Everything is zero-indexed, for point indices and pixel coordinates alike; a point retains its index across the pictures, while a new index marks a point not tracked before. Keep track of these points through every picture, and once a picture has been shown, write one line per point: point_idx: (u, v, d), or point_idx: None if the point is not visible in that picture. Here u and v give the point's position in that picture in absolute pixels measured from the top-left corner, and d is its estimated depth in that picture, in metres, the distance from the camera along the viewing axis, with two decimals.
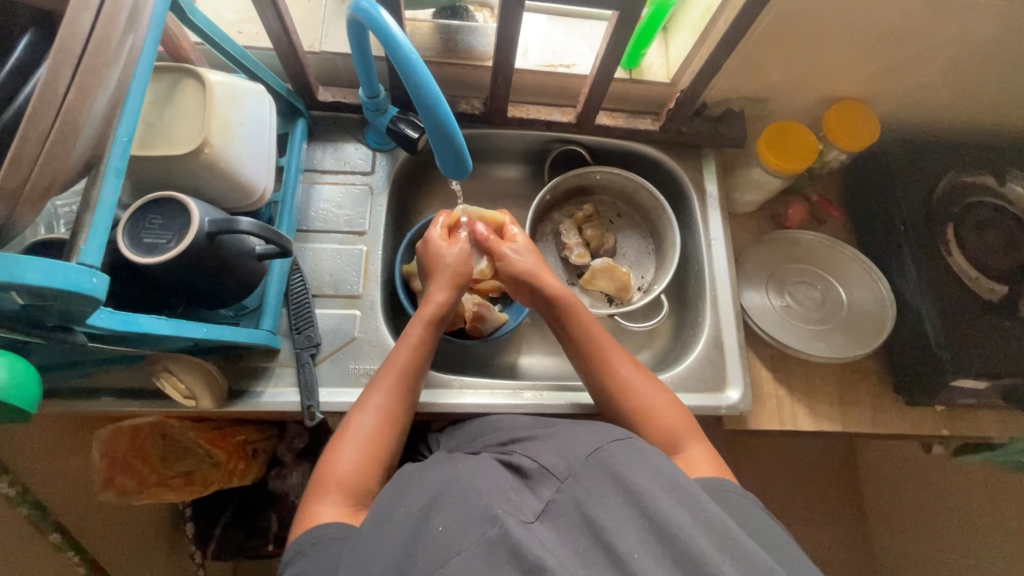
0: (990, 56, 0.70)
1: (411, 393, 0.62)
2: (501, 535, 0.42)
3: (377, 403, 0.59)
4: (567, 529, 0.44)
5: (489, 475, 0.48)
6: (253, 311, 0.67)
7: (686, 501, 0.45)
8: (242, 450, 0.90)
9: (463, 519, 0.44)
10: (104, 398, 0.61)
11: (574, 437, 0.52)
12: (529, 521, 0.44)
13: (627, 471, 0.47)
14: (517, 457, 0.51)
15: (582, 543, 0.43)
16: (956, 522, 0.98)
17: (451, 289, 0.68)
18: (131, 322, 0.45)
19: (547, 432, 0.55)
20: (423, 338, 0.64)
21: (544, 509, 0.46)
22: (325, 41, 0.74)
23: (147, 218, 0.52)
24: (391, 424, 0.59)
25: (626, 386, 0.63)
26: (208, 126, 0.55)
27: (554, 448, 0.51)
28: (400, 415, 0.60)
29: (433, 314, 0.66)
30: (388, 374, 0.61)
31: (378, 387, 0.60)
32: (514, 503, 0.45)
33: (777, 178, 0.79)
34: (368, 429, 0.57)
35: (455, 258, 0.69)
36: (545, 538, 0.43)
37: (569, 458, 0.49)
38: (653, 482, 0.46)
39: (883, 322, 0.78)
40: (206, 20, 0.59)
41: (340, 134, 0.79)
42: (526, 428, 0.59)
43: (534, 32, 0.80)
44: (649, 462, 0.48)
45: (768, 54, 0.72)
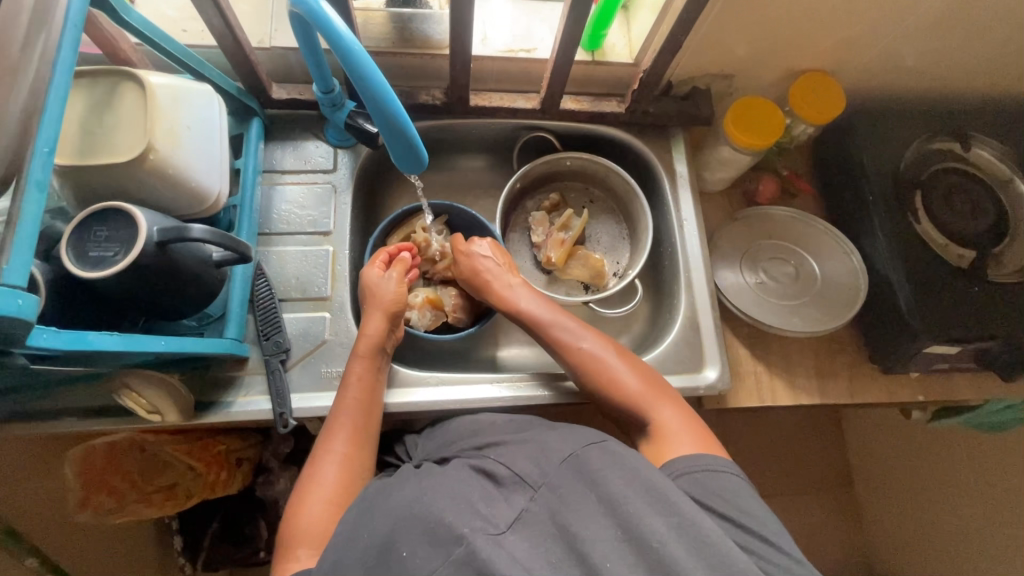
0: (949, 20, 0.69)
1: (368, 434, 0.61)
2: (467, 555, 0.42)
3: (336, 451, 0.58)
4: (539, 539, 0.44)
5: (462, 489, 0.48)
6: (217, 320, 0.65)
7: (661, 505, 0.44)
8: (224, 460, 0.87)
9: (428, 542, 0.43)
10: (67, 419, 0.59)
11: (547, 443, 0.53)
12: (499, 533, 0.44)
13: (603, 474, 0.47)
14: (491, 464, 0.52)
15: (554, 553, 0.43)
16: (939, 483, 1.00)
17: (383, 320, 0.66)
18: (80, 339, 0.43)
19: (522, 436, 0.56)
20: (364, 374, 0.63)
21: (516, 518, 0.46)
22: (275, 36, 0.71)
23: (92, 230, 0.50)
24: (351, 467, 0.58)
25: (592, 362, 0.64)
26: (151, 131, 0.52)
27: (528, 455, 0.52)
28: (360, 458, 0.59)
29: (367, 348, 0.64)
30: (341, 417, 0.60)
31: (333, 434, 0.59)
32: (483, 516, 0.45)
33: (745, 155, 0.78)
34: (329, 476, 0.56)
35: (389, 290, 0.68)
36: (514, 552, 0.42)
37: (543, 465, 0.50)
38: (628, 487, 0.45)
39: (856, 293, 0.78)
40: (142, 20, 0.56)
41: (299, 132, 0.77)
42: (501, 431, 0.60)
43: (492, 17, 0.78)
44: (624, 463, 0.47)
45: (728, 29, 0.71)
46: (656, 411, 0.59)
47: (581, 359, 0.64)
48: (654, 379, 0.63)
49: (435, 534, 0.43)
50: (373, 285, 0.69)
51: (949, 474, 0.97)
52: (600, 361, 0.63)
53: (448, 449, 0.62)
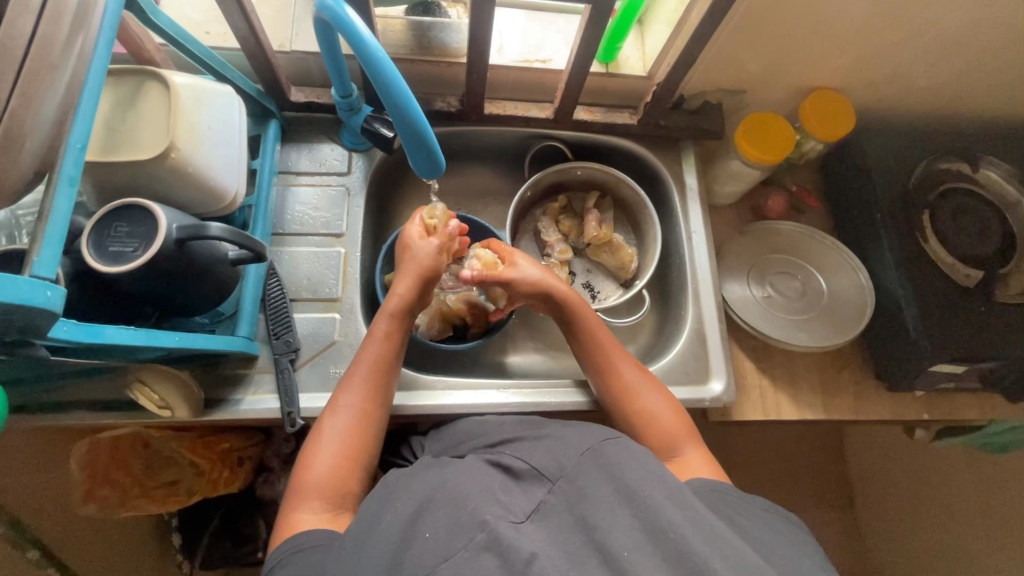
0: (961, 43, 0.70)
1: (383, 386, 0.61)
2: (489, 540, 0.42)
3: (352, 405, 0.58)
4: (557, 528, 0.45)
5: (481, 480, 0.49)
6: (228, 319, 0.65)
7: (676, 499, 0.45)
8: (228, 458, 0.88)
9: (450, 527, 0.44)
10: (78, 412, 0.60)
11: (565, 439, 0.53)
12: (519, 522, 0.45)
13: (622, 467, 0.47)
14: (507, 458, 0.53)
15: (572, 542, 0.43)
16: (942, 502, 1.00)
17: (417, 283, 0.65)
18: (96, 332, 0.44)
19: (538, 433, 0.57)
20: (390, 332, 0.63)
21: (534, 509, 0.46)
22: (295, 40, 0.73)
23: (113, 226, 0.51)
24: (365, 421, 0.58)
25: (629, 385, 0.64)
26: (173, 130, 0.53)
27: (546, 449, 0.52)
28: (376, 414, 0.59)
29: (398, 307, 0.64)
30: (356, 374, 0.60)
31: (348, 389, 0.59)
32: (503, 505, 0.46)
33: (755, 169, 0.79)
34: (342, 430, 0.57)
35: (427, 255, 0.66)
36: (534, 539, 0.43)
37: (561, 459, 0.50)
38: (646, 479, 0.46)
39: (863, 310, 0.78)
40: (168, 21, 0.57)
41: (315, 134, 0.78)
42: (511, 429, 0.60)
43: (509, 27, 0.79)
44: (642, 459, 0.48)
45: (742, 46, 0.72)
46: (680, 445, 0.60)
47: (618, 385, 0.64)
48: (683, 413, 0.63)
49: (457, 523, 0.44)
50: (415, 249, 0.67)
51: (951, 496, 0.97)
52: (640, 392, 0.63)
53: (457, 449, 0.62)
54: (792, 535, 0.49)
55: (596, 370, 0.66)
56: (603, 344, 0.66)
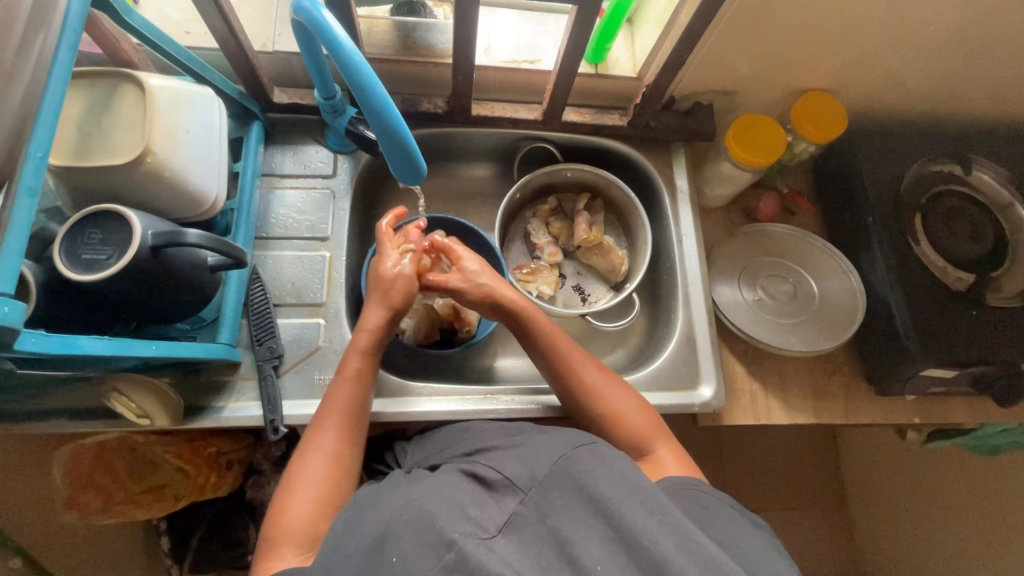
0: (954, 44, 0.69)
1: (355, 427, 0.60)
2: (457, 561, 0.41)
3: (323, 446, 0.57)
4: (529, 542, 0.44)
5: (450, 493, 0.48)
6: (210, 324, 0.64)
7: (650, 504, 0.44)
8: (215, 462, 0.87)
9: (419, 546, 0.43)
10: (55, 420, 0.58)
11: (538, 447, 0.53)
12: (489, 537, 0.44)
13: (593, 477, 0.47)
14: (481, 468, 0.52)
15: (545, 555, 0.43)
16: (933, 505, 1.00)
17: (389, 317, 0.64)
18: (69, 343, 0.43)
19: (512, 441, 0.56)
20: (360, 369, 0.61)
21: (506, 522, 0.46)
22: (278, 40, 0.71)
23: (85, 232, 0.49)
24: (338, 465, 0.57)
25: (592, 387, 0.63)
26: (149, 134, 0.52)
27: (519, 459, 0.52)
28: (351, 454, 0.58)
29: (367, 344, 0.62)
30: (328, 415, 0.59)
31: (319, 429, 0.58)
32: (474, 520, 0.45)
33: (746, 172, 0.78)
34: (315, 474, 0.55)
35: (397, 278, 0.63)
36: (504, 554, 0.42)
37: (534, 469, 0.49)
38: (617, 487, 0.46)
39: (854, 313, 0.78)
40: (144, 21, 0.56)
41: (300, 136, 0.76)
42: (489, 437, 0.60)
43: (496, 28, 0.78)
44: (612, 465, 0.48)
45: (732, 47, 0.71)
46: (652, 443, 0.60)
47: (582, 388, 0.63)
48: (651, 412, 0.63)
49: (425, 543, 0.43)
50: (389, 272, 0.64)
51: (943, 498, 0.97)
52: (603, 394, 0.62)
53: (438, 457, 0.61)
54: (775, 545, 0.49)
55: (557, 372, 0.64)
56: (560, 348, 0.64)
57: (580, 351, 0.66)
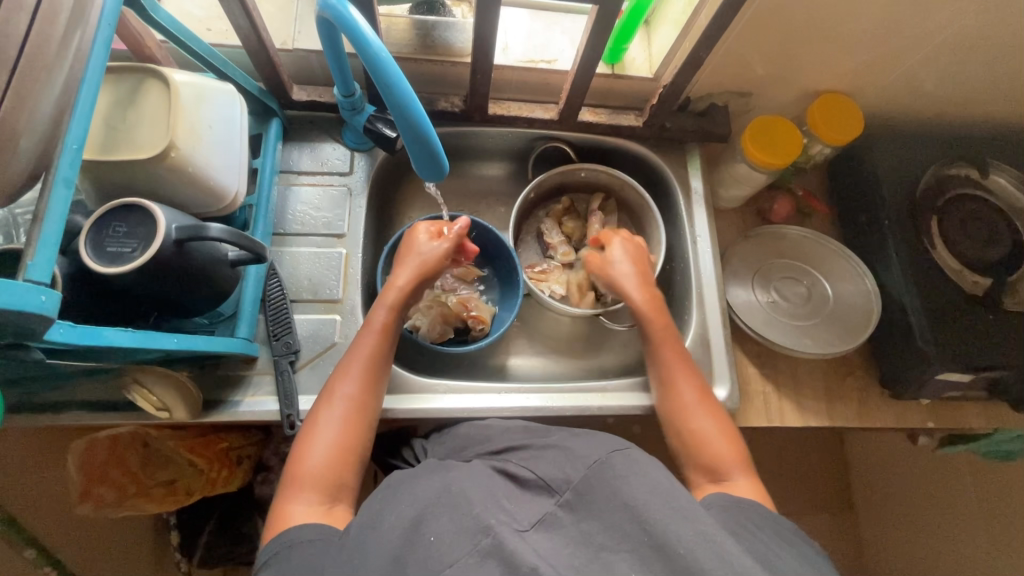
0: (972, 47, 0.69)
1: (379, 378, 0.61)
2: (493, 546, 0.42)
3: (347, 392, 0.58)
4: (564, 540, 0.44)
5: (487, 486, 0.49)
6: (228, 319, 0.64)
7: (685, 512, 0.43)
8: (226, 457, 0.87)
9: (454, 531, 0.43)
10: (74, 412, 0.59)
11: (572, 450, 0.53)
12: (524, 530, 0.44)
13: (630, 480, 0.46)
14: (513, 467, 0.53)
15: (577, 555, 0.43)
16: (944, 510, 0.99)
17: (416, 278, 0.66)
18: (93, 334, 0.43)
19: (543, 441, 0.57)
20: (386, 323, 0.63)
21: (539, 519, 0.46)
22: (298, 38, 0.72)
23: (111, 225, 0.50)
24: (360, 413, 0.58)
25: (686, 405, 0.62)
26: (173, 128, 0.52)
27: (553, 461, 0.52)
28: (371, 404, 0.59)
29: (395, 300, 0.64)
30: (353, 364, 0.60)
31: (344, 376, 0.59)
32: (508, 512, 0.45)
33: (761, 173, 0.78)
34: (338, 420, 0.57)
35: (431, 254, 0.67)
36: (538, 548, 0.43)
37: (568, 471, 0.50)
38: (653, 494, 0.45)
39: (869, 316, 0.77)
40: (169, 18, 0.56)
41: (317, 133, 0.77)
42: (515, 436, 0.61)
43: (513, 27, 0.78)
44: (650, 472, 0.47)
45: (749, 48, 0.71)
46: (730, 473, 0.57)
47: (675, 402, 0.63)
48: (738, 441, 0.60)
49: (462, 527, 0.43)
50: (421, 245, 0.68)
51: (954, 504, 0.97)
52: (695, 412, 0.62)
53: (464, 454, 0.62)
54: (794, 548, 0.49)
55: (663, 379, 0.65)
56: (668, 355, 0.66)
57: (686, 363, 0.66)
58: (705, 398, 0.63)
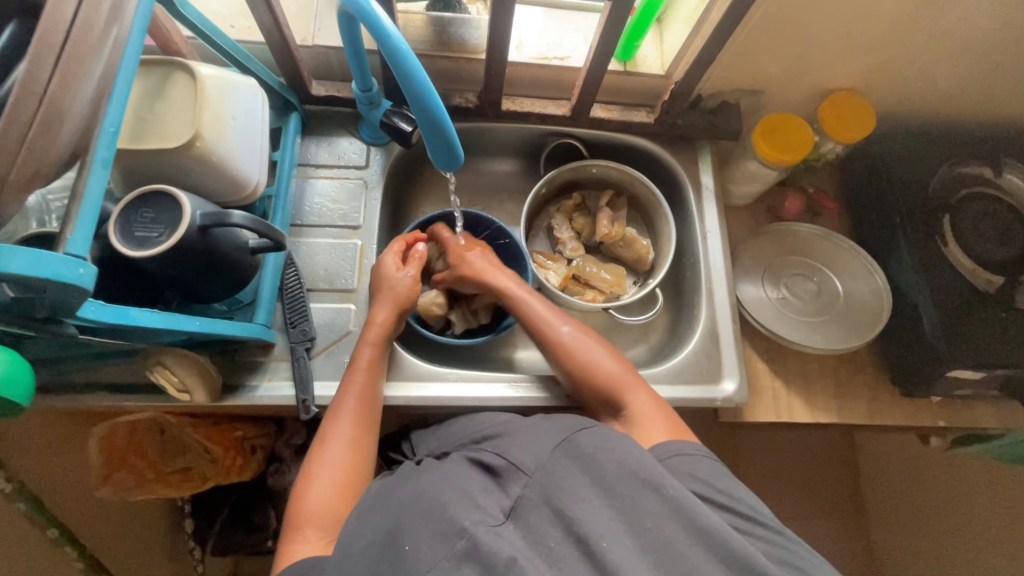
0: (987, 44, 0.69)
1: (371, 417, 0.62)
2: (469, 547, 0.43)
3: (342, 433, 0.59)
4: (535, 525, 0.46)
5: (460, 484, 0.50)
6: (247, 306, 0.66)
7: (651, 483, 0.45)
8: (241, 446, 0.90)
9: (431, 536, 0.45)
10: (98, 393, 0.61)
11: (539, 433, 0.54)
12: (498, 524, 0.46)
13: (595, 459, 0.48)
14: (488, 457, 0.54)
15: (553, 537, 0.44)
16: (955, 512, 0.98)
17: (395, 312, 0.67)
18: (123, 314, 0.45)
19: (516, 426, 0.58)
20: (372, 360, 0.64)
21: (512, 508, 0.48)
22: (317, 34, 0.74)
23: (138, 211, 0.52)
24: (358, 453, 0.59)
25: (568, 345, 0.66)
26: (199, 119, 0.54)
27: (521, 445, 0.53)
28: (368, 442, 0.60)
29: (377, 336, 0.65)
30: (344, 405, 0.61)
31: (337, 417, 0.60)
32: (482, 509, 0.47)
33: (772, 170, 0.78)
34: (336, 462, 0.57)
35: (403, 284, 0.68)
36: (513, 541, 0.44)
37: (537, 453, 0.51)
38: (619, 469, 0.47)
39: (879, 313, 0.78)
40: (197, 13, 0.59)
41: (335, 128, 0.79)
42: (495, 423, 0.61)
43: (528, 25, 0.79)
44: (614, 446, 0.49)
45: (762, 45, 0.72)
46: (631, 394, 0.62)
47: (557, 348, 0.67)
48: (627, 365, 0.65)
49: (438, 531, 0.45)
50: (389, 275, 0.68)
51: (966, 506, 0.96)
52: (576, 347, 0.66)
53: (452, 446, 0.62)
54: None
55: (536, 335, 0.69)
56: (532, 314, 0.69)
57: (552, 310, 0.70)
58: (585, 333, 0.68)
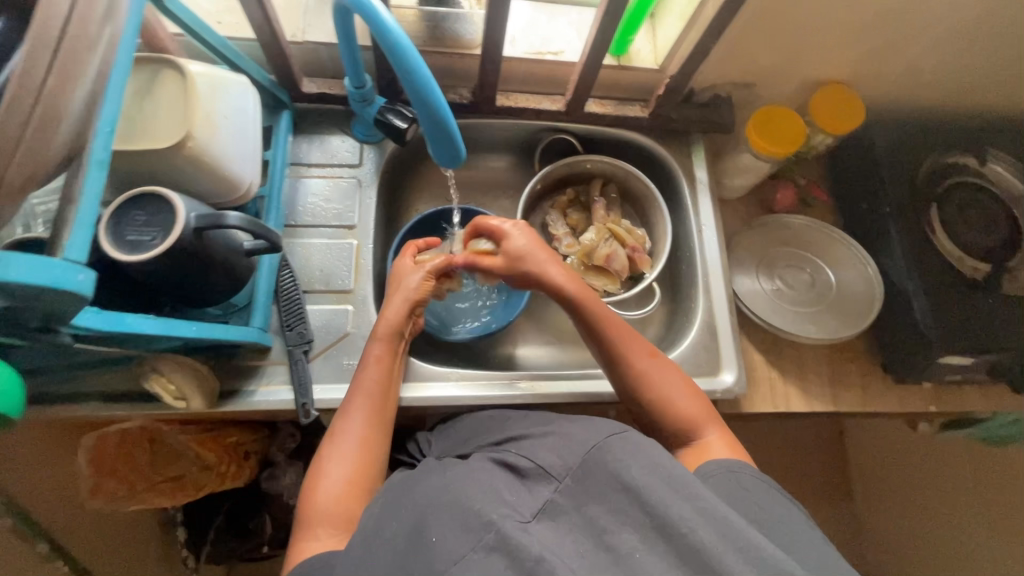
0: (974, 36, 0.71)
1: (385, 412, 0.61)
2: (497, 541, 0.43)
3: (354, 428, 0.59)
4: (565, 529, 0.46)
5: (486, 480, 0.50)
6: (242, 309, 0.65)
7: (684, 491, 0.45)
8: (234, 453, 0.88)
9: (458, 529, 0.44)
10: (92, 402, 0.60)
11: (571, 436, 0.54)
12: (526, 521, 0.45)
13: (628, 464, 0.48)
14: (513, 457, 0.53)
15: (581, 543, 0.44)
16: (943, 494, 1.01)
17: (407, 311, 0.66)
18: (119, 322, 0.44)
19: (544, 430, 0.57)
20: (383, 356, 0.63)
21: (540, 509, 0.47)
22: (307, 30, 0.72)
23: (130, 214, 0.50)
24: (370, 447, 0.58)
25: (645, 374, 0.63)
26: (190, 119, 0.53)
27: (553, 448, 0.53)
28: (374, 437, 0.59)
29: (386, 331, 0.64)
30: (358, 398, 0.60)
31: (348, 412, 0.60)
32: (510, 505, 0.46)
33: (766, 163, 0.79)
34: (346, 454, 0.57)
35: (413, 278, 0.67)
36: (542, 538, 0.44)
37: (567, 458, 0.51)
38: (650, 475, 0.46)
39: (871, 302, 0.79)
40: (185, 8, 0.57)
41: (327, 126, 0.77)
42: (523, 426, 0.60)
43: (521, 20, 0.79)
44: (646, 453, 0.49)
45: (756, 38, 0.72)
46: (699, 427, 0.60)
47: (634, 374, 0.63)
48: (704, 399, 0.63)
49: (466, 525, 0.44)
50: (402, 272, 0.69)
51: (954, 488, 0.98)
52: (652, 376, 0.63)
53: (464, 447, 0.63)
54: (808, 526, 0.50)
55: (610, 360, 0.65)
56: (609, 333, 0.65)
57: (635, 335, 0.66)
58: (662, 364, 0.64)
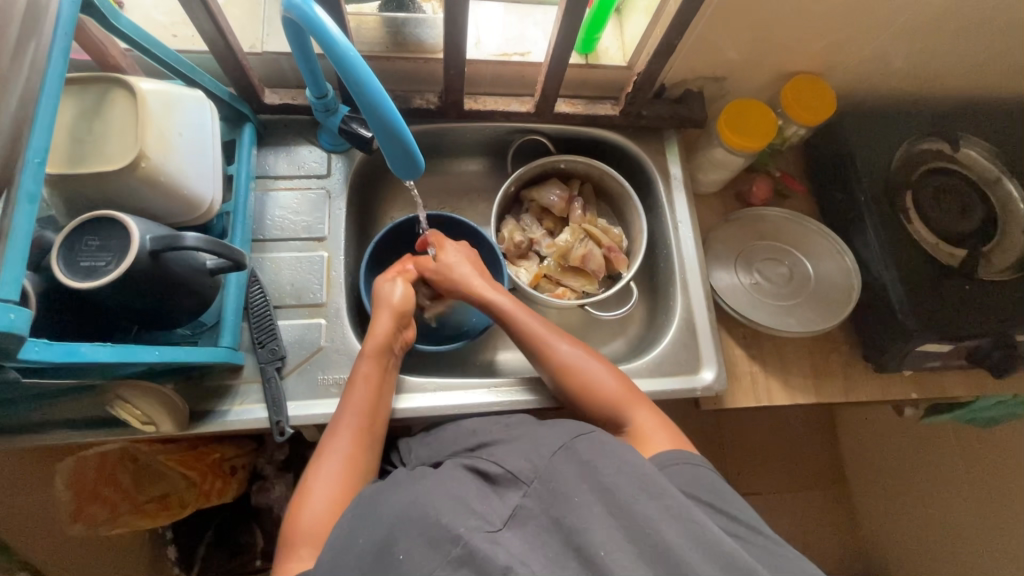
0: (940, 22, 0.70)
1: (373, 432, 0.60)
2: (465, 555, 0.42)
3: (340, 448, 0.57)
4: (535, 534, 0.45)
5: (452, 490, 0.49)
6: (211, 329, 0.63)
7: (651, 491, 0.45)
8: (219, 468, 0.86)
9: (425, 544, 0.43)
10: (60, 431, 0.58)
11: (538, 440, 0.53)
12: (495, 531, 0.44)
13: (596, 464, 0.47)
14: (483, 463, 0.52)
15: (563, 551, 0.43)
16: (931, 477, 1.01)
17: (393, 320, 0.66)
18: (74, 351, 0.43)
19: (513, 434, 0.57)
20: (372, 374, 0.62)
21: (510, 515, 0.46)
22: (266, 41, 0.71)
23: (84, 240, 0.49)
24: (356, 465, 0.57)
25: (570, 364, 0.64)
26: (142, 138, 0.51)
27: (519, 452, 0.52)
28: (361, 457, 0.58)
29: (374, 348, 0.64)
30: (346, 416, 0.59)
31: (336, 432, 0.59)
32: (478, 513, 0.46)
33: (738, 157, 0.79)
34: (332, 474, 0.55)
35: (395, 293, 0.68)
36: (510, 547, 0.43)
37: (535, 461, 0.50)
38: (618, 475, 0.46)
39: (849, 292, 0.79)
40: (132, 25, 0.55)
41: (293, 137, 0.76)
42: (494, 431, 0.60)
43: (485, 22, 0.77)
44: (612, 452, 0.48)
45: (721, 33, 0.72)
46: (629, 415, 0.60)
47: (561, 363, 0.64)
48: (630, 384, 0.63)
49: (431, 538, 0.44)
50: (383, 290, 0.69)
51: (942, 472, 0.98)
52: (578, 366, 0.64)
53: (442, 454, 0.62)
54: None
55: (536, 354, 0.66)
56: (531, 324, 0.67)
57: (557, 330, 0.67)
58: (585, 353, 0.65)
